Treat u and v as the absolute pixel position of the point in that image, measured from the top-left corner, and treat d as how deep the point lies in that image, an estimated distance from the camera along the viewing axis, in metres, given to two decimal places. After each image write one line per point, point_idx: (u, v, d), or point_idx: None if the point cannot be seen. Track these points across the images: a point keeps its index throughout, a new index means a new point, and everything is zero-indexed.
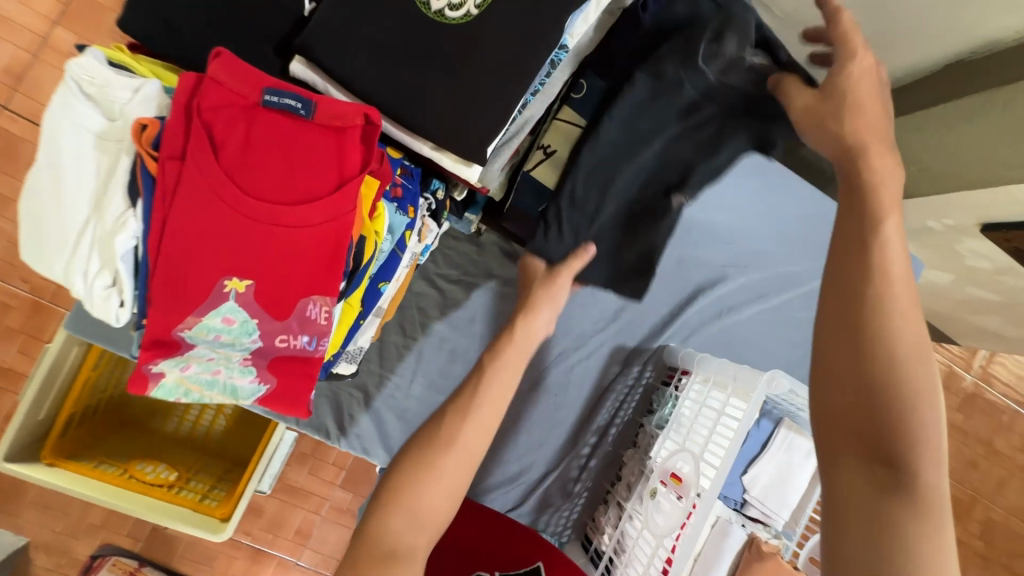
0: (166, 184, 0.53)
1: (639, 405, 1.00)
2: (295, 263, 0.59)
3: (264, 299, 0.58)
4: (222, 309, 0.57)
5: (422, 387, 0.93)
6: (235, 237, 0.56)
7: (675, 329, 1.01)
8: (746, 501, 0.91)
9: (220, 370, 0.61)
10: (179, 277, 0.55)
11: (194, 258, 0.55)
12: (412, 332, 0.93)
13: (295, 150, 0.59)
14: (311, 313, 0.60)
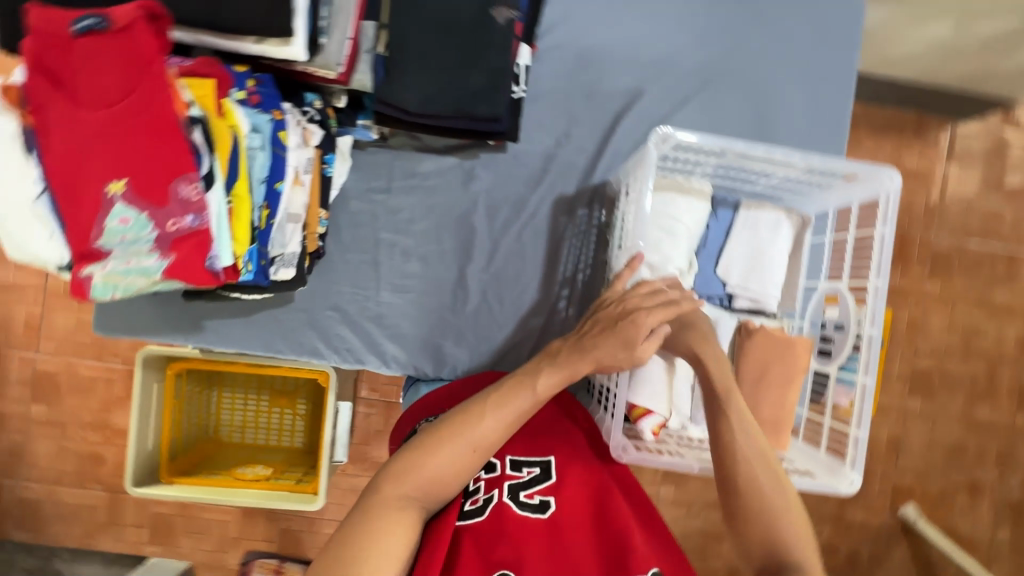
0: (44, 127, 0.62)
1: (598, 245, 1.10)
2: (147, 155, 0.63)
3: (147, 185, 0.64)
4: (121, 211, 0.64)
5: (390, 292, 1.08)
6: (102, 151, 0.62)
7: (604, 164, 1.09)
8: (732, 294, 1.00)
9: (129, 261, 0.66)
10: (80, 194, 0.64)
11: (86, 175, 0.63)
12: (367, 247, 1.07)
13: (102, 62, 0.61)
14: (186, 191, 0.65)
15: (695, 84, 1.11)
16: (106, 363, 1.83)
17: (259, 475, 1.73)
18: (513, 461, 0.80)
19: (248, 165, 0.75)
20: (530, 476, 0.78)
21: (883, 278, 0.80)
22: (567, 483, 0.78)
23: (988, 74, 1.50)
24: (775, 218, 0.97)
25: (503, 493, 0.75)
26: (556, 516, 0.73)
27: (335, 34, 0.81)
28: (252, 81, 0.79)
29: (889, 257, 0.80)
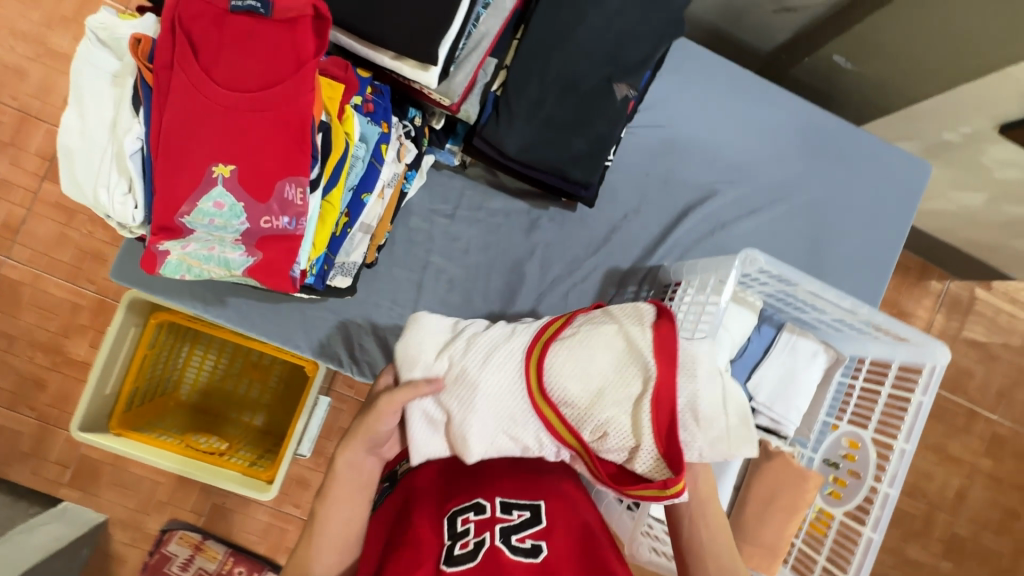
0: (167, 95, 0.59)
1: None
2: (265, 149, 0.60)
3: (258, 180, 0.61)
4: (219, 197, 0.61)
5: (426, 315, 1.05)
6: (223, 135, 0.59)
7: (663, 248, 1.11)
8: (754, 409, 1.03)
9: (213, 248, 0.63)
10: (181, 171, 0.60)
11: (196, 152, 0.60)
12: (414, 268, 1.06)
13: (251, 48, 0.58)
14: (292, 196, 0.62)
15: (765, 196, 1.15)
16: (78, 286, 1.69)
17: (213, 447, 1.64)
18: (503, 504, 0.77)
19: (347, 174, 0.73)
20: (522, 519, 0.75)
21: (911, 444, 0.83)
22: (558, 531, 0.75)
23: (999, 246, 1.59)
24: (813, 350, 1.02)
25: (494, 537, 0.73)
26: (549, 561, 0.71)
27: (464, 67, 0.79)
28: (372, 89, 0.77)
29: (921, 426, 0.84)
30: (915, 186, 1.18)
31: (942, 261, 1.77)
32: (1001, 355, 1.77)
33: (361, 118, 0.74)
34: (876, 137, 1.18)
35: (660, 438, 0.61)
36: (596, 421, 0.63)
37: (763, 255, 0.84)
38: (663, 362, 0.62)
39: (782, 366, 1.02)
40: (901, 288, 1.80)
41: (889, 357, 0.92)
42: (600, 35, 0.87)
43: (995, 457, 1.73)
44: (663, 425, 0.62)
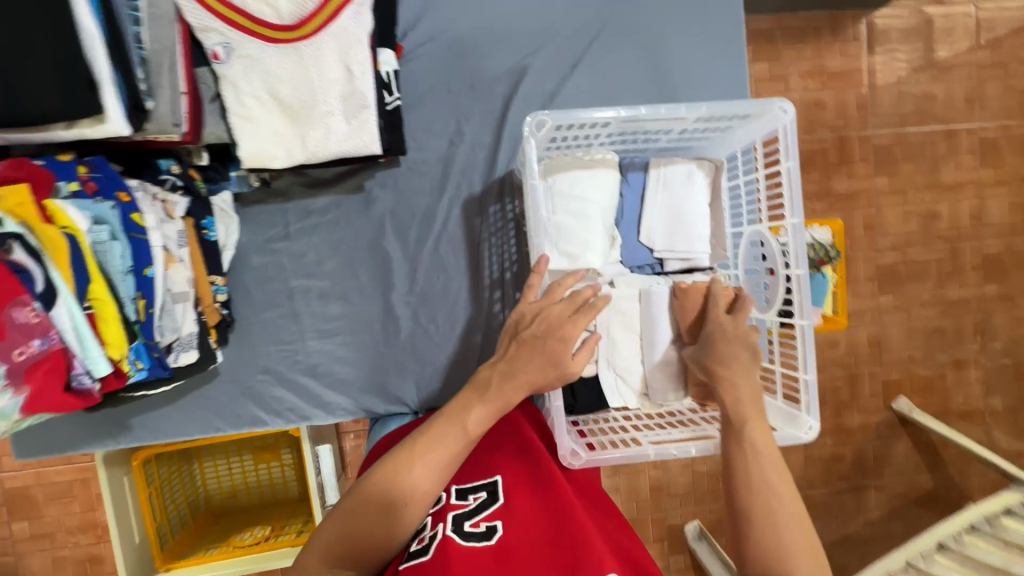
0: None
1: (519, 237, 1.04)
2: None
3: None
4: None
5: (317, 338, 1.02)
6: None
7: (505, 151, 1.03)
8: (661, 258, 0.96)
9: None
10: None
11: None
12: (280, 300, 1.01)
13: None
14: (22, 319, 0.59)
15: (581, 43, 1.04)
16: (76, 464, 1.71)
17: (259, 537, 1.69)
18: (458, 490, 0.75)
19: (100, 261, 0.68)
20: (478, 501, 0.72)
21: (797, 216, 0.77)
22: (516, 501, 0.72)
23: None
24: (687, 170, 0.93)
25: (447, 526, 0.68)
26: (504, 540, 0.66)
27: (162, 94, 0.72)
28: (83, 168, 0.72)
29: (798, 192, 0.76)
30: None
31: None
32: (953, 64, 1.60)
33: (82, 201, 0.69)
34: None
35: None
36: None
37: (546, 116, 0.76)
38: None
39: (667, 205, 0.94)
40: (814, 49, 1.58)
41: (753, 138, 0.84)
42: None
43: (993, 164, 1.63)
44: None
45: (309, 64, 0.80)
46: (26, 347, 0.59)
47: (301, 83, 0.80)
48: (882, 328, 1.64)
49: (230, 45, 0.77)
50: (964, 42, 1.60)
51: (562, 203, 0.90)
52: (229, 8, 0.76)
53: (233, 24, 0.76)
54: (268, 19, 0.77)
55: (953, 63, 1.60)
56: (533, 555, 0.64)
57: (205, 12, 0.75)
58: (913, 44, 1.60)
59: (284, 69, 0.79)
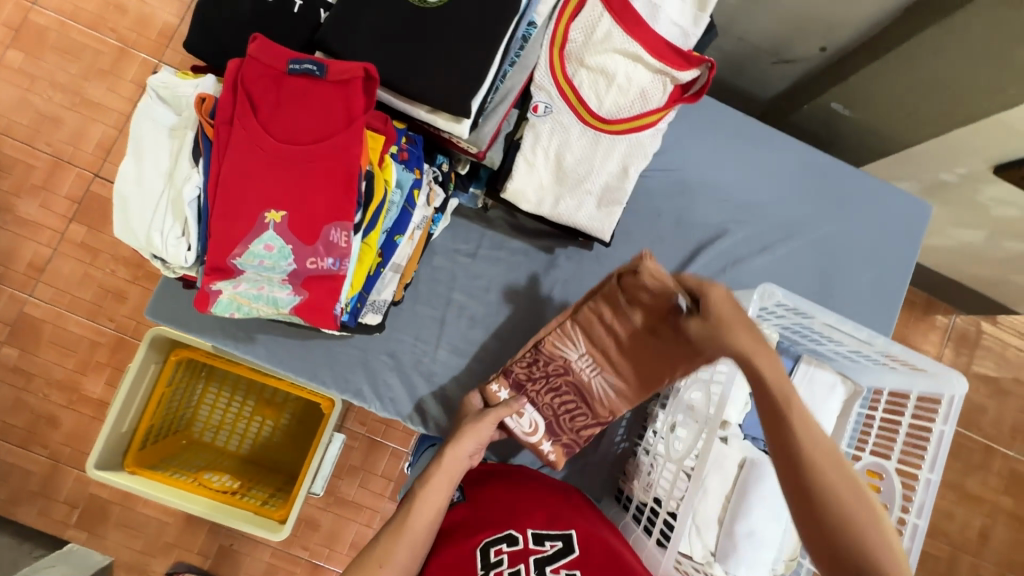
0: (230, 148, 0.64)
1: None
2: (313, 197, 0.65)
3: (310, 222, 0.65)
4: (272, 243, 0.65)
5: (448, 352, 1.08)
6: (280, 183, 0.64)
7: None
8: None
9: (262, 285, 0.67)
10: (239, 217, 0.64)
11: (256, 197, 0.64)
12: (436, 303, 1.09)
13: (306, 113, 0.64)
14: (334, 239, 0.66)
15: (775, 233, 1.19)
16: (97, 323, 1.52)
17: (225, 486, 1.61)
18: (535, 534, 0.81)
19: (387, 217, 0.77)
20: (554, 549, 0.80)
21: (936, 474, 0.85)
22: (590, 556, 0.79)
23: (1000, 281, 1.52)
24: (832, 380, 1.04)
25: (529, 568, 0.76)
26: None
27: (492, 117, 0.85)
28: (406, 139, 0.83)
29: (944, 454, 0.85)
30: (917, 225, 1.22)
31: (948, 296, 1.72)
32: (1012, 390, 1.72)
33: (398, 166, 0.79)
34: (874, 177, 1.23)
35: (632, 26, 0.88)
36: (638, 99, 0.92)
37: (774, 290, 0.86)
38: (640, 40, 0.89)
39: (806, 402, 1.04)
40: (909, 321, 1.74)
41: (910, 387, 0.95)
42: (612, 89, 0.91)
43: (1016, 494, 1.69)
44: (653, 104, 0.93)
45: (600, 149, 0.93)
46: (321, 260, 0.66)
47: (584, 159, 0.93)
48: None
49: (552, 106, 0.91)
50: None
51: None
52: (569, 83, 0.90)
53: (566, 94, 0.91)
54: (590, 106, 0.92)
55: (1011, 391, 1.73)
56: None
57: (550, 77, 0.90)
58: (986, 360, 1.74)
59: (578, 142, 0.93)
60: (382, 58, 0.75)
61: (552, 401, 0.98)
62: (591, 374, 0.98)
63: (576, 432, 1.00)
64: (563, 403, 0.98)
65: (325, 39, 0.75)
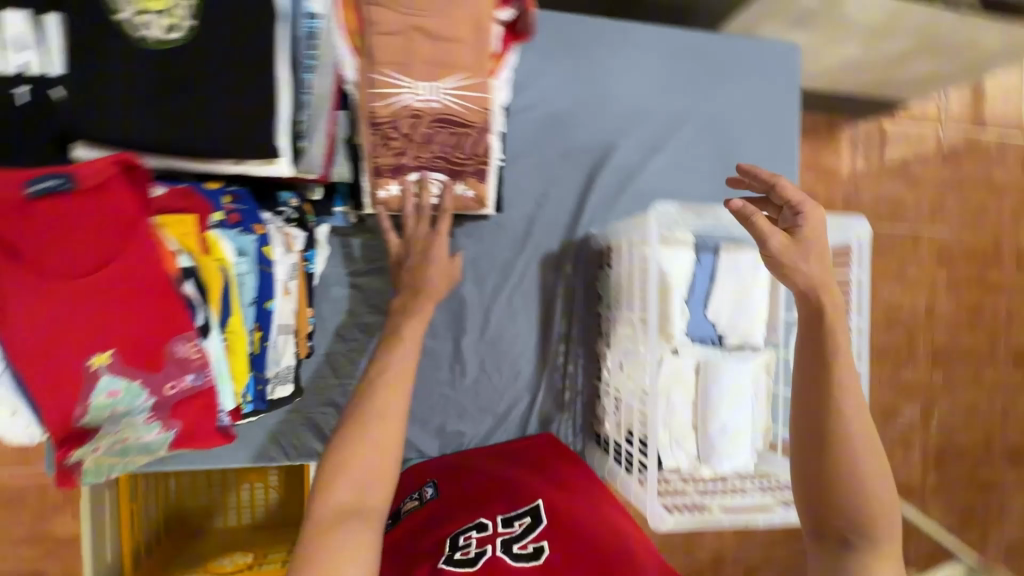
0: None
1: (588, 297, 1.11)
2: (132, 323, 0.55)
3: (144, 348, 0.57)
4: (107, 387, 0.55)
5: (384, 377, 1.02)
6: (81, 323, 0.53)
7: (587, 218, 1.11)
8: (722, 334, 1.06)
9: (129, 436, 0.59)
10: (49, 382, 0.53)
11: (58, 352, 0.53)
12: (351, 334, 1.01)
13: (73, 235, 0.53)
14: (182, 352, 0.58)
15: (663, 129, 1.14)
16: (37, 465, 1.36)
17: (242, 562, 1.53)
18: (504, 519, 0.81)
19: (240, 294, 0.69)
20: (522, 528, 0.79)
21: (864, 319, 0.87)
22: (558, 524, 0.79)
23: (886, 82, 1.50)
24: (754, 259, 1.03)
25: (495, 548, 0.74)
26: (551, 561, 0.72)
27: (315, 136, 0.75)
28: (229, 197, 0.72)
29: (867, 300, 0.88)
30: (791, 67, 1.18)
31: (840, 109, 1.74)
32: (902, 174, 1.81)
33: (230, 233, 0.69)
34: (739, 36, 1.17)
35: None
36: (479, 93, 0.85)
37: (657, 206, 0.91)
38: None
39: (737, 287, 1.04)
40: (812, 145, 1.74)
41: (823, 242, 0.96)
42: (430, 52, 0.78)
43: (922, 261, 1.83)
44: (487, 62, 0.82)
45: (448, 127, 0.82)
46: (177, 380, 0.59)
47: (433, 142, 0.83)
48: None
49: (376, 99, 0.78)
50: (931, 159, 1.82)
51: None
52: (385, 68, 0.77)
53: (385, 79, 0.77)
54: (418, 82, 0.78)
55: (902, 174, 1.81)
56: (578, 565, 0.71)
57: (359, 66, 0.76)
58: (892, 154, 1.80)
59: (423, 131, 0.81)
60: (148, 122, 0.61)
61: (430, 153, 0.83)
62: (438, 95, 0.80)
63: (483, 153, 0.86)
64: (445, 145, 0.83)
65: (70, 125, 0.61)
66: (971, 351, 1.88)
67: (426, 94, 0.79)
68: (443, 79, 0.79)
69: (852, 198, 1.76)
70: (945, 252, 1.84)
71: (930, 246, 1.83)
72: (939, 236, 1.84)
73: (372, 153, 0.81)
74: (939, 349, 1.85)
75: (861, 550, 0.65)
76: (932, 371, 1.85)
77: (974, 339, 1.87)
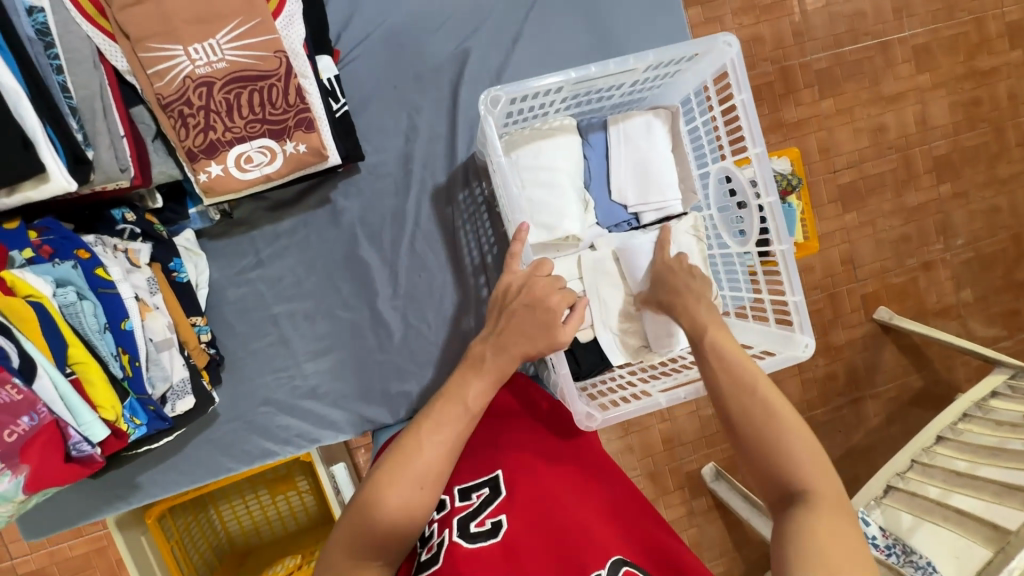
0: None
1: (493, 219, 1.04)
2: None
3: None
4: None
5: (312, 359, 1.02)
6: None
7: (463, 137, 1.02)
8: (637, 212, 0.98)
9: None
10: None
11: None
12: (265, 329, 1.00)
13: None
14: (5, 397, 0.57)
15: (514, 13, 1.02)
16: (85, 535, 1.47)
17: (290, 568, 1.55)
18: (462, 491, 0.74)
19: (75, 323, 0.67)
20: (481, 499, 0.72)
21: (760, 144, 0.81)
22: (517, 490, 0.71)
23: None
24: (645, 121, 0.94)
25: (453, 532, 0.68)
26: (509, 536, 0.66)
27: (100, 140, 0.70)
28: (35, 232, 0.69)
29: (756, 121, 0.80)
30: None
31: None
32: None
33: (43, 266, 0.67)
34: None
35: None
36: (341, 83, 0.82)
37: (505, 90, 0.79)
38: None
39: (638, 157, 0.95)
40: None
41: (703, 74, 0.87)
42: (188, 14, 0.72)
43: (894, 70, 1.64)
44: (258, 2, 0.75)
45: (247, 83, 0.76)
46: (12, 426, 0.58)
47: (240, 104, 0.76)
48: (852, 245, 1.67)
49: (158, 78, 0.73)
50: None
51: (529, 175, 0.91)
52: (151, 42, 0.72)
53: (157, 55, 0.72)
54: (192, 45, 0.73)
55: None
56: (532, 546, 0.65)
57: (125, 51, 0.72)
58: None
59: (222, 95, 0.75)
60: None
61: (242, 118, 0.76)
62: (219, 53, 0.74)
63: (301, 99, 0.79)
64: (254, 105, 0.77)
65: None
66: (974, 151, 1.70)
67: (205, 57, 0.73)
68: (215, 33, 0.73)
69: (802, 29, 1.57)
70: (918, 53, 1.64)
71: (899, 52, 1.63)
72: (907, 38, 1.63)
73: (182, 137, 0.76)
74: (936, 159, 1.69)
75: (808, 512, 0.55)
76: (934, 185, 1.69)
77: (973, 138, 1.70)
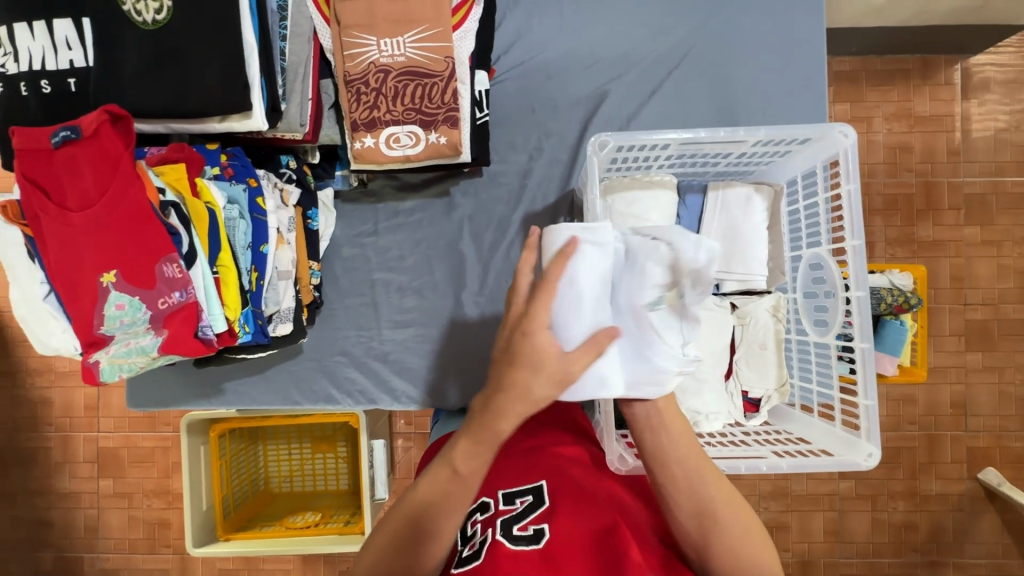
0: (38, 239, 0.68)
1: None
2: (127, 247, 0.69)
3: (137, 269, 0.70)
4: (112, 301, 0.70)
5: (392, 328, 1.11)
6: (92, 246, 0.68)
7: (579, 168, 1.09)
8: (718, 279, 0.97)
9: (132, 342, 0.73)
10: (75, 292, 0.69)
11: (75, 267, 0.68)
12: (362, 289, 1.11)
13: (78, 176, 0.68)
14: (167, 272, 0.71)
15: (656, 69, 1.10)
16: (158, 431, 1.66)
17: (309, 521, 1.63)
18: (507, 495, 0.76)
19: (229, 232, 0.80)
20: (524, 506, 0.73)
21: (859, 237, 0.79)
22: (562, 506, 0.71)
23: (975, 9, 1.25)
24: (746, 194, 0.95)
25: (496, 530, 0.70)
26: (551, 543, 0.66)
27: (293, 98, 0.85)
28: (226, 156, 0.86)
29: (859, 214, 0.79)
30: None
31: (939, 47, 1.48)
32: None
33: (221, 182, 0.81)
34: None
35: None
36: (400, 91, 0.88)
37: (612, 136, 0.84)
38: None
39: (732, 227, 0.95)
40: (899, 89, 1.50)
41: (816, 158, 0.87)
42: (390, 16, 0.86)
43: None
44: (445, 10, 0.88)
45: (415, 77, 0.89)
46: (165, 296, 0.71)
47: (403, 93, 0.89)
48: (967, 388, 1.50)
49: (348, 58, 0.88)
50: None
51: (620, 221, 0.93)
52: (354, 28, 0.87)
53: (354, 40, 0.87)
54: (383, 39, 0.87)
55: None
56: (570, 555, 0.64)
57: (331, 31, 0.88)
58: (1015, 93, 1.49)
59: (392, 82, 0.89)
60: (154, 92, 0.77)
61: (402, 106, 0.90)
62: (402, 49, 0.87)
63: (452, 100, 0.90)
64: (415, 97, 0.89)
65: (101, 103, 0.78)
66: None
67: (391, 50, 0.88)
68: (404, 33, 0.87)
69: (959, 148, 1.49)
70: None
71: None
72: None
73: (352, 110, 0.90)
74: None
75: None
76: None
77: None
